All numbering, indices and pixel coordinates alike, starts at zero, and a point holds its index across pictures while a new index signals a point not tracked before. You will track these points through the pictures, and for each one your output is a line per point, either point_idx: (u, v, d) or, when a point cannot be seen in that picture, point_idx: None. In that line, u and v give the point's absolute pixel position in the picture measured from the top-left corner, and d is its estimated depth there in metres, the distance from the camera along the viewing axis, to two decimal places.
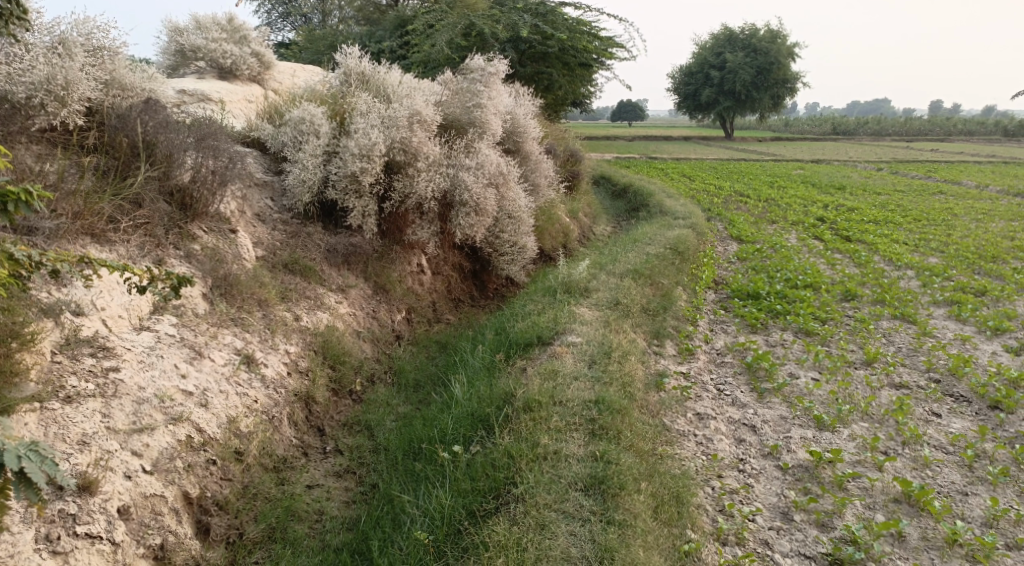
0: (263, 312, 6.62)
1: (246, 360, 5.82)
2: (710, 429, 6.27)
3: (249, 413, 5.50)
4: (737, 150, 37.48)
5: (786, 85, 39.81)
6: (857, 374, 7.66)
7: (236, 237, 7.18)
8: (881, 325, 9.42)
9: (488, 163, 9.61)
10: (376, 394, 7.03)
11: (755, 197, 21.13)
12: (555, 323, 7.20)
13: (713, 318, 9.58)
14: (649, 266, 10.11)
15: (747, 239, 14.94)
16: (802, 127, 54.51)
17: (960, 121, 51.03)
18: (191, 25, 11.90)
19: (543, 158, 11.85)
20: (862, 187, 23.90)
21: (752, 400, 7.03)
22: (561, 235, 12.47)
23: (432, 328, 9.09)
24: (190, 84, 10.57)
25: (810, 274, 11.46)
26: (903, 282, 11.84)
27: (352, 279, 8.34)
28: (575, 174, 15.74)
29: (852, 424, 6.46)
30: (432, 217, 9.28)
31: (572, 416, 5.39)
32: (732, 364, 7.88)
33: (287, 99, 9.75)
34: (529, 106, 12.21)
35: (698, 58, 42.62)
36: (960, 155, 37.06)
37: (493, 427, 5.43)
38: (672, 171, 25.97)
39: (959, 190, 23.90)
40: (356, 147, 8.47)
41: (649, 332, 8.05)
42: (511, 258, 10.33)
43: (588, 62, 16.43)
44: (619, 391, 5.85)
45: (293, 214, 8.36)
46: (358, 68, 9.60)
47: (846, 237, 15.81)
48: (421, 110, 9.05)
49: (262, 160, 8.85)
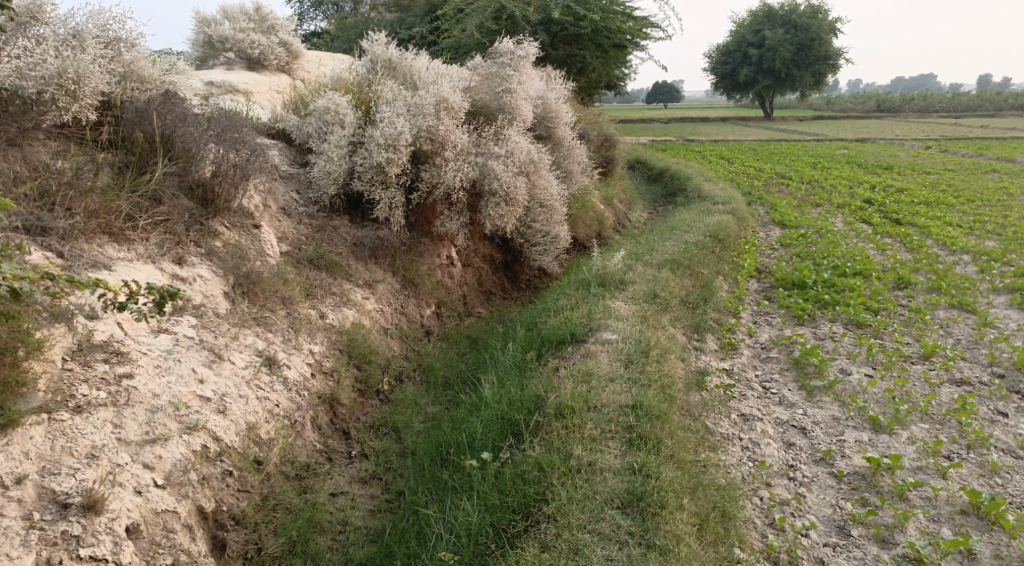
0: (287, 310, 6.40)
1: (267, 362, 5.59)
2: (756, 432, 5.88)
3: (269, 419, 5.28)
4: (777, 131, 36.49)
5: (828, 63, 38.60)
6: (913, 370, 7.18)
7: (260, 233, 6.96)
8: (937, 315, 8.89)
9: (519, 151, 9.25)
10: (404, 393, 6.78)
11: (797, 179, 20.42)
12: (589, 318, 6.86)
13: (756, 309, 9.14)
14: (688, 255, 9.69)
15: (790, 224, 14.36)
16: (844, 105, 53.01)
17: (1013, 95, 48.98)
18: (219, 16, 11.73)
19: (577, 144, 11.45)
20: (910, 167, 22.98)
21: (801, 399, 6.62)
22: (595, 224, 12.09)
23: (462, 323, 8.81)
24: (218, 76, 10.40)
25: (859, 260, 10.92)
26: (959, 268, 11.22)
27: (380, 273, 8.09)
28: (610, 159, 15.30)
29: (911, 426, 6.02)
30: (462, 208, 8.98)
31: (607, 423, 5.06)
32: (779, 359, 7.46)
33: (313, 89, 9.51)
34: (561, 90, 11.81)
35: (736, 36, 41.49)
36: (1014, 131, 35.55)
37: (523, 435, 5.12)
38: (710, 154, 25.31)
39: (1013, 169, 22.85)
40: (382, 137, 8.19)
41: (690, 326, 7.66)
42: (543, 248, 10.00)
43: (623, 44, 15.93)
44: (658, 394, 5.50)
45: (319, 207, 8.14)
46: (384, 54, 9.35)
47: (896, 220, 15.12)
48: (448, 97, 8.73)
49: (287, 152, 8.64)
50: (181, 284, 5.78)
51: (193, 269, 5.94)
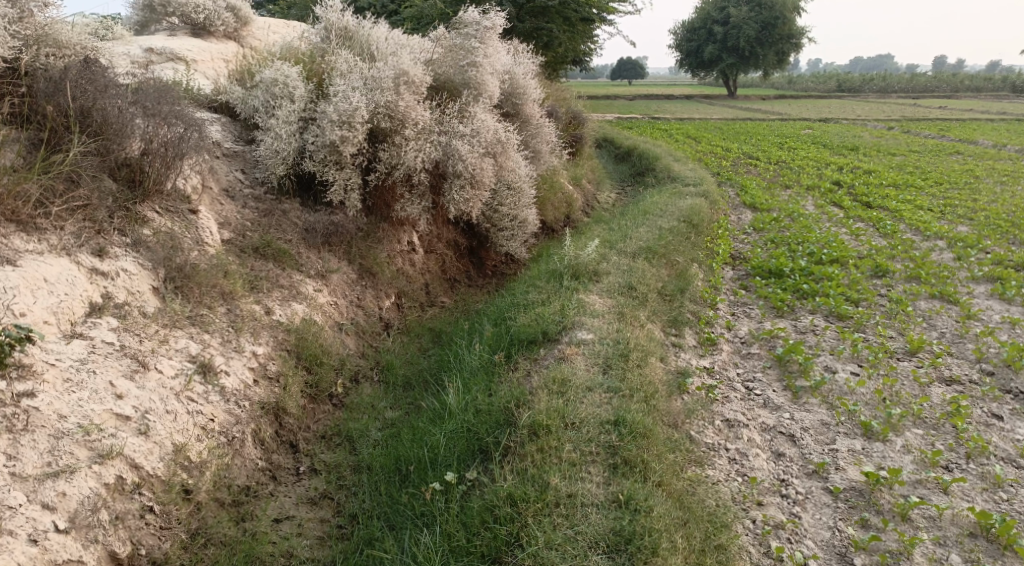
0: (226, 307, 5.75)
1: (202, 369, 4.99)
2: (743, 441, 5.43)
3: (200, 438, 4.73)
4: (741, 109, 36.24)
5: (790, 41, 38.46)
6: (902, 369, 6.81)
7: (198, 219, 6.27)
8: (918, 306, 8.56)
9: (485, 130, 8.63)
10: (360, 397, 6.20)
11: (764, 160, 20.10)
12: (562, 314, 6.34)
13: (734, 301, 8.71)
14: (662, 242, 9.20)
15: (761, 207, 13.99)
16: (805, 85, 53.19)
17: (968, 76, 49.39)
18: None
19: (546, 122, 10.84)
20: (874, 148, 22.85)
21: (786, 401, 6.18)
22: (564, 206, 11.53)
23: (425, 314, 8.21)
24: (159, 42, 9.60)
25: (835, 246, 10.55)
26: (935, 254, 10.93)
27: (335, 261, 7.44)
28: (578, 138, 14.70)
29: (905, 432, 5.63)
30: (423, 191, 8.35)
31: (588, 445, 4.61)
32: (760, 356, 7.02)
33: (261, 58, 8.74)
34: (529, 64, 11.14)
35: (701, 13, 40.90)
36: (971, 112, 35.85)
37: (493, 459, 4.66)
38: (676, 132, 24.86)
39: (975, 151, 22.87)
40: (335, 112, 7.51)
41: (667, 320, 7.20)
42: (511, 233, 9.42)
43: (590, 18, 15.24)
44: (641, 406, 5.02)
45: (266, 189, 7.47)
46: (340, 22, 8.54)
47: (866, 203, 14.85)
48: (408, 70, 8.05)
49: (231, 127, 7.89)
50: (102, 279, 5.08)
51: (116, 263, 5.24)
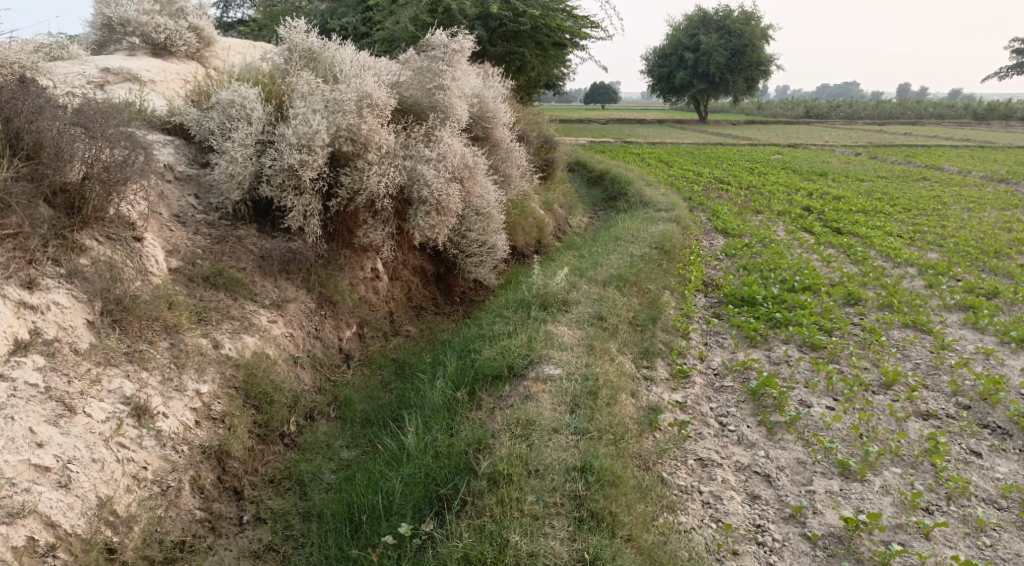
0: (170, 340, 5.41)
1: (137, 412, 4.78)
2: (717, 483, 5.18)
3: (127, 490, 4.51)
4: (712, 134, 36.54)
5: (759, 68, 38.98)
6: (878, 402, 6.62)
7: (143, 247, 5.93)
8: (892, 335, 8.43)
9: (452, 154, 8.36)
10: (314, 436, 5.89)
11: (736, 184, 20.11)
12: (529, 347, 6.07)
13: (707, 330, 8.50)
14: (634, 270, 9.00)
15: (733, 232, 13.88)
16: (775, 110, 53.97)
17: (932, 103, 50.42)
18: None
19: (516, 146, 10.62)
20: (843, 173, 23.02)
21: (761, 438, 5.94)
22: (535, 231, 11.32)
23: (388, 344, 7.87)
24: (116, 62, 9.27)
25: (807, 273, 10.42)
26: (906, 282, 10.86)
27: (292, 290, 7.10)
28: (550, 162, 14.52)
29: (884, 471, 5.42)
30: (387, 217, 8.04)
31: (552, 495, 4.39)
32: (734, 389, 6.78)
33: (220, 79, 8.43)
34: (500, 87, 10.95)
35: (672, 39, 41.34)
36: (935, 139, 36.47)
37: (450, 515, 4.36)
38: (649, 156, 24.87)
39: (941, 177, 23.14)
40: (294, 136, 7.22)
41: (637, 352, 6.98)
42: (479, 260, 9.14)
43: (562, 42, 15.17)
44: (609, 450, 4.82)
45: (220, 215, 7.14)
46: (305, 44, 8.28)
47: (837, 229, 14.84)
48: (372, 92, 7.78)
49: (186, 150, 7.56)
50: (30, 313, 4.75)
51: (47, 295, 4.90)
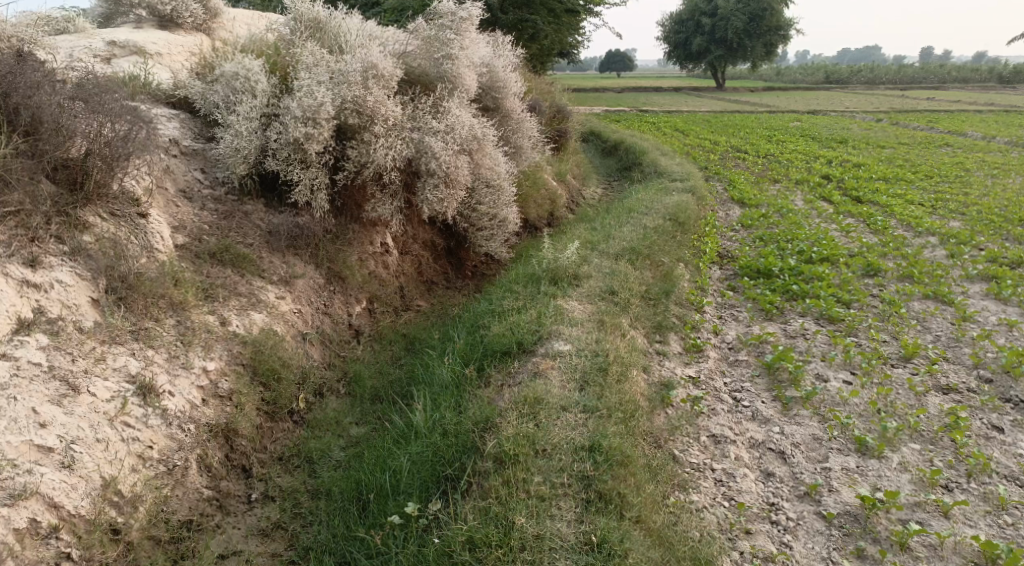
0: (176, 318, 5.39)
1: (142, 390, 4.74)
2: (731, 460, 5.09)
3: (132, 470, 4.48)
4: (729, 102, 35.92)
5: (778, 33, 38.15)
6: (897, 376, 6.48)
7: (148, 223, 5.86)
8: (911, 307, 8.24)
9: (460, 126, 8.19)
10: (324, 412, 5.86)
11: (753, 154, 19.77)
12: (539, 323, 5.97)
13: (721, 303, 8.35)
14: (647, 242, 8.84)
15: (749, 203, 13.63)
16: (793, 76, 52.96)
17: (956, 67, 49.21)
18: None
19: (526, 116, 10.42)
20: (862, 141, 22.55)
21: (776, 414, 5.82)
22: (547, 203, 11.16)
23: (399, 319, 7.79)
24: (122, 35, 9.14)
25: (825, 244, 10.21)
26: (927, 252, 10.61)
27: (300, 266, 7.02)
28: (563, 133, 14.29)
29: (902, 447, 5.30)
30: (395, 190, 7.91)
31: (559, 475, 4.34)
32: (749, 364, 6.65)
33: (225, 51, 8.29)
34: (510, 57, 10.72)
35: (689, 4, 40.52)
36: (958, 104, 35.63)
37: (453, 495, 4.36)
38: (664, 126, 24.47)
39: (964, 143, 22.61)
40: (299, 108, 7.10)
41: (650, 326, 6.86)
42: (490, 233, 8.99)
43: (575, 9, 14.86)
44: (619, 428, 4.75)
45: (227, 189, 7.04)
46: (311, 13, 8.10)
47: (856, 198, 14.53)
48: (377, 63, 7.62)
49: (191, 123, 7.45)
50: (34, 292, 4.71)
51: (50, 273, 4.86)
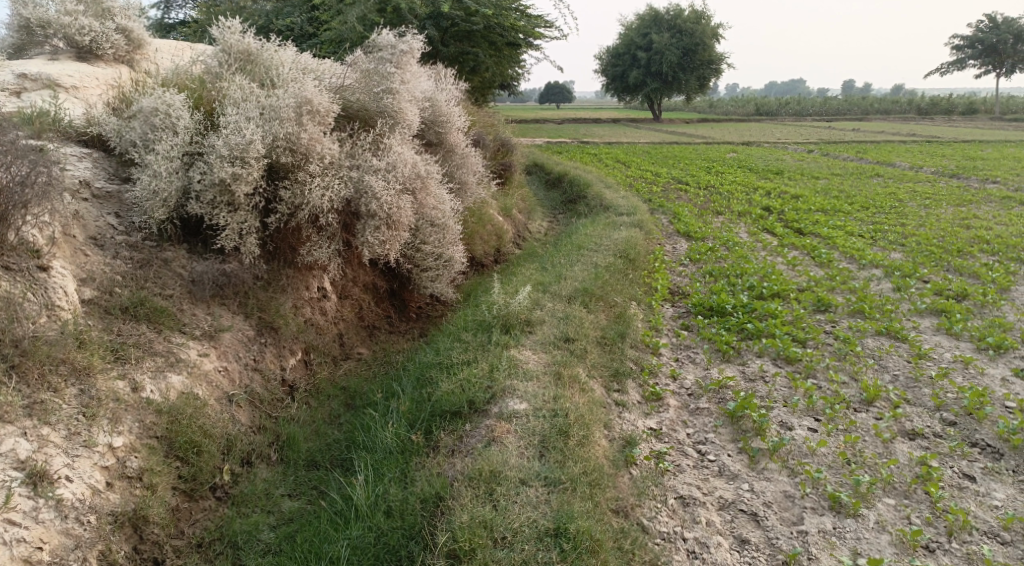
0: (79, 387, 4.86)
1: (33, 479, 4.26)
2: (702, 527, 4.83)
3: None
4: (666, 133, 36.45)
5: (711, 66, 39.02)
6: (861, 422, 6.23)
7: (49, 277, 5.30)
8: (867, 344, 8.07)
9: (402, 163, 7.71)
10: (251, 485, 5.37)
11: (694, 185, 19.83)
12: (491, 377, 5.53)
13: (676, 344, 8.02)
14: (599, 282, 8.52)
15: (696, 236, 13.53)
16: (726, 108, 54.35)
17: (877, 99, 51.26)
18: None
19: (471, 150, 10.02)
20: (798, 171, 22.95)
21: (744, 468, 5.48)
22: (493, 239, 10.79)
23: (339, 370, 7.21)
24: (35, 67, 8.48)
25: (774, 278, 10.03)
26: (874, 285, 10.58)
27: (227, 317, 6.42)
28: (508, 166, 13.97)
29: (877, 503, 5.06)
30: (333, 232, 7.37)
31: None
32: (711, 412, 6.29)
33: (144, 84, 7.67)
34: (453, 90, 10.36)
35: (625, 38, 41.17)
36: (883, 135, 36.90)
37: None
38: (605, 157, 24.50)
39: (894, 173, 23.24)
40: (225, 147, 6.55)
41: (607, 375, 6.50)
42: (436, 274, 8.49)
43: (517, 43, 14.65)
44: (585, 505, 4.48)
45: (145, 235, 6.41)
46: (241, 44, 7.60)
47: (798, 230, 14.59)
48: (312, 98, 7.12)
49: (105, 163, 6.84)
50: None
51: None
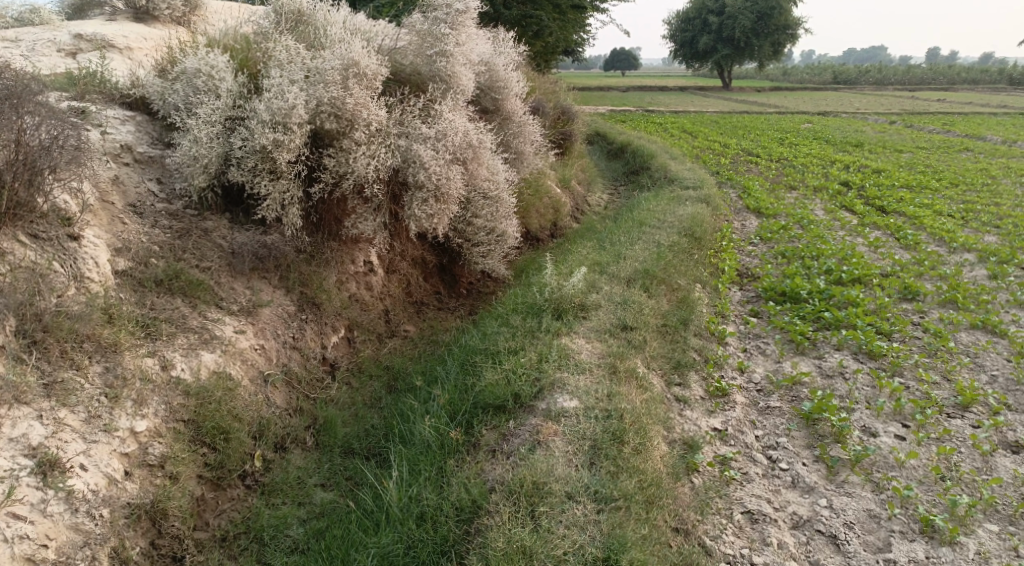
0: (104, 365, 4.63)
1: (44, 468, 4.06)
2: (772, 551, 4.36)
3: None
4: (736, 102, 34.91)
5: (786, 32, 37.10)
6: (957, 431, 5.54)
7: (80, 247, 5.04)
8: (960, 339, 7.28)
9: (454, 131, 7.21)
10: (283, 474, 5.11)
11: (765, 158, 18.77)
12: (540, 370, 5.11)
13: (745, 333, 7.37)
14: (662, 262, 7.93)
15: (767, 212, 12.69)
16: (800, 76, 51.95)
17: (965, 68, 48.11)
18: None
19: (529, 118, 9.45)
20: (879, 144, 21.53)
21: (820, 480, 4.93)
22: (550, 212, 10.28)
23: (383, 348, 6.84)
24: (91, 27, 8.27)
25: (854, 261, 9.21)
26: (966, 271, 9.65)
27: (268, 291, 6.09)
28: (568, 135, 13.34)
29: (977, 530, 4.51)
30: (379, 203, 6.96)
31: None
32: (782, 412, 5.69)
33: (191, 44, 7.29)
34: (512, 53, 9.77)
35: (697, 2, 39.46)
36: (971, 107, 34.55)
37: None
38: (671, 126, 23.48)
39: (986, 147, 21.60)
40: (267, 112, 6.17)
41: (668, 367, 5.97)
42: (487, 249, 8.01)
43: (582, 6, 13.90)
44: (639, 529, 4.06)
45: (185, 203, 6.10)
46: (293, 3, 7.16)
47: (880, 208, 13.56)
48: (359, 60, 6.68)
49: (148, 127, 6.46)
50: None
51: None
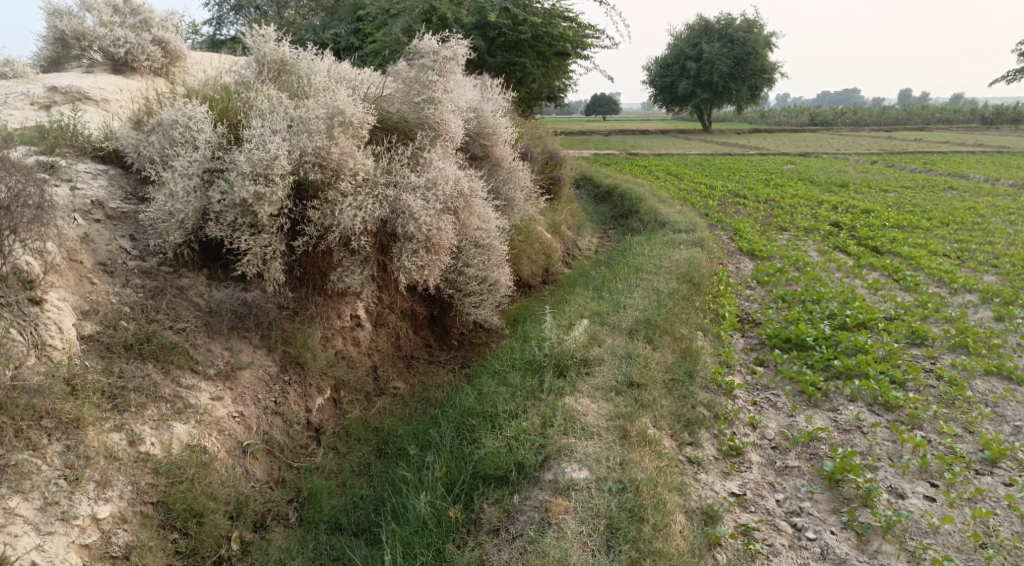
0: (65, 442, 4.30)
1: None
2: None
3: None
4: (717, 144, 35.17)
5: (764, 77, 37.65)
6: (989, 490, 5.18)
7: (44, 312, 4.63)
8: (976, 387, 6.96)
9: (444, 179, 6.90)
10: (264, 558, 4.71)
11: (752, 199, 18.68)
12: (544, 435, 4.75)
13: (752, 384, 6.99)
14: (662, 311, 7.59)
15: (760, 254, 12.45)
16: (779, 118, 52.69)
17: (940, 108, 49.00)
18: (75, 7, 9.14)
19: (519, 163, 9.19)
20: (864, 184, 21.57)
21: (852, 551, 4.57)
22: (541, 258, 9.97)
23: (372, 409, 6.42)
24: (67, 79, 7.99)
25: (856, 304, 8.92)
26: (971, 313, 9.38)
27: (248, 352, 5.68)
28: (556, 180, 13.12)
29: None
30: (367, 256, 6.60)
31: None
32: (802, 473, 5.31)
33: (169, 94, 6.99)
34: (499, 99, 9.57)
35: (675, 48, 40.05)
36: (947, 145, 35.03)
37: None
38: (656, 169, 23.43)
39: (969, 185, 21.69)
40: (247, 163, 5.84)
41: (678, 425, 5.60)
42: (480, 299, 7.66)
43: (566, 52, 13.83)
44: None
45: (160, 260, 5.69)
46: (275, 53, 6.95)
47: (873, 248, 13.38)
48: (345, 108, 6.37)
49: (122, 181, 6.10)
50: None
51: None
